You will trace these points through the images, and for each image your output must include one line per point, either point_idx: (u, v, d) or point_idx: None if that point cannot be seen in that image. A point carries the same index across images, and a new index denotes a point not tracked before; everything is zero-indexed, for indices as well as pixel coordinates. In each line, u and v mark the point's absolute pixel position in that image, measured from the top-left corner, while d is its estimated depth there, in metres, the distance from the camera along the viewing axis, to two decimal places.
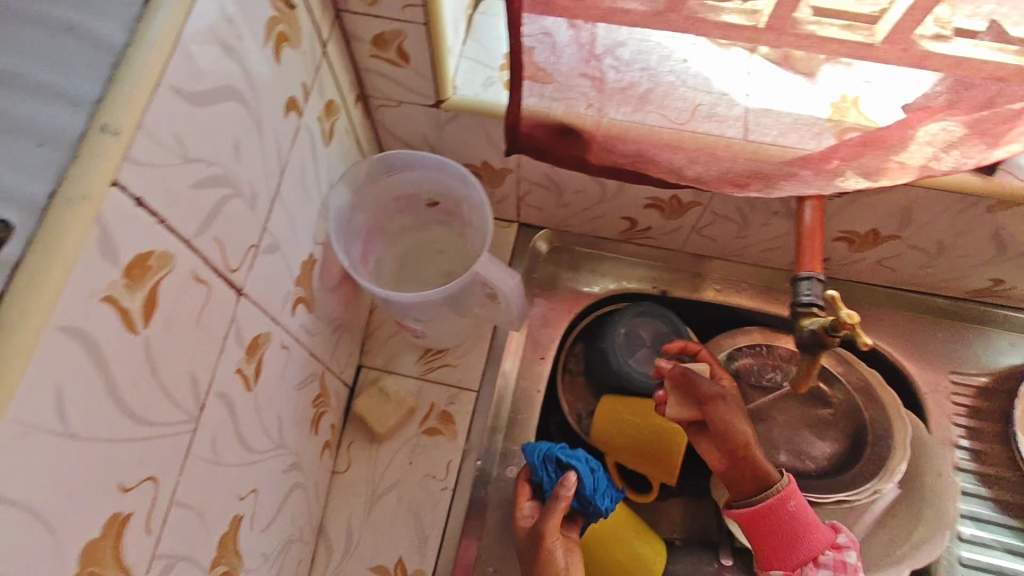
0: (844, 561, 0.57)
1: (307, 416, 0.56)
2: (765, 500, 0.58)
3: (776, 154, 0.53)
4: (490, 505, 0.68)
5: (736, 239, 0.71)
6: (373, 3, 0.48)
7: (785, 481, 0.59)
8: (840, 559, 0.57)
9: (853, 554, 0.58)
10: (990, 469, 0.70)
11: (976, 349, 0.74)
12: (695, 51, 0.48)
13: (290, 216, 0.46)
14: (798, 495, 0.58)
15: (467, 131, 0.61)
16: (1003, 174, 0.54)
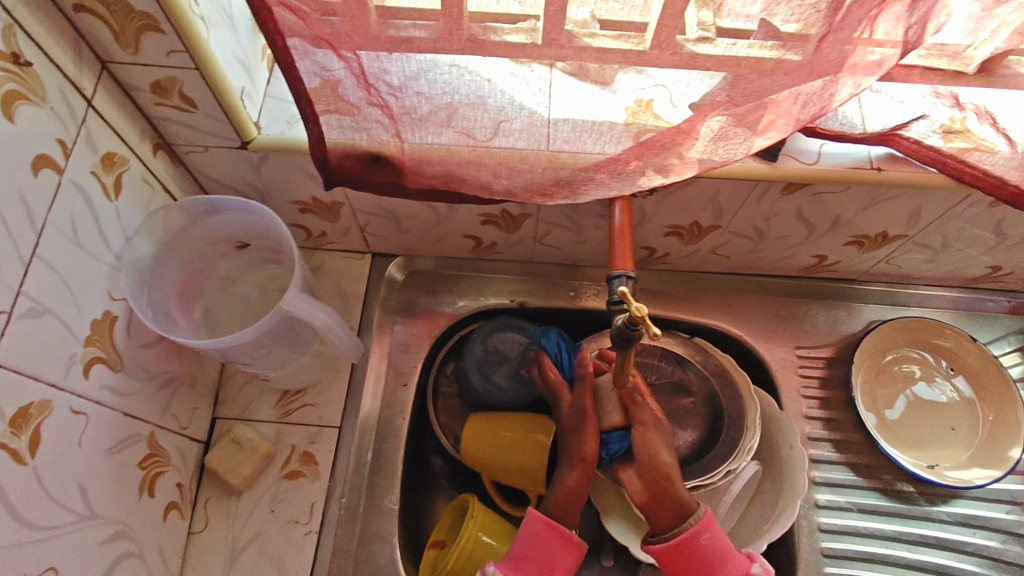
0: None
1: (130, 478, 0.54)
2: (683, 530, 0.57)
3: (568, 161, 0.54)
4: (359, 544, 0.65)
5: (578, 245, 0.73)
6: (136, 52, 0.47)
7: (700, 511, 0.58)
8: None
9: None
10: (842, 435, 0.73)
11: (820, 322, 0.77)
12: (460, 69, 0.49)
13: (63, 276, 0.46)
14: (714, 527, 0.57)
15: (281, 168, 0.60)
16: (787, 159, 0.58)
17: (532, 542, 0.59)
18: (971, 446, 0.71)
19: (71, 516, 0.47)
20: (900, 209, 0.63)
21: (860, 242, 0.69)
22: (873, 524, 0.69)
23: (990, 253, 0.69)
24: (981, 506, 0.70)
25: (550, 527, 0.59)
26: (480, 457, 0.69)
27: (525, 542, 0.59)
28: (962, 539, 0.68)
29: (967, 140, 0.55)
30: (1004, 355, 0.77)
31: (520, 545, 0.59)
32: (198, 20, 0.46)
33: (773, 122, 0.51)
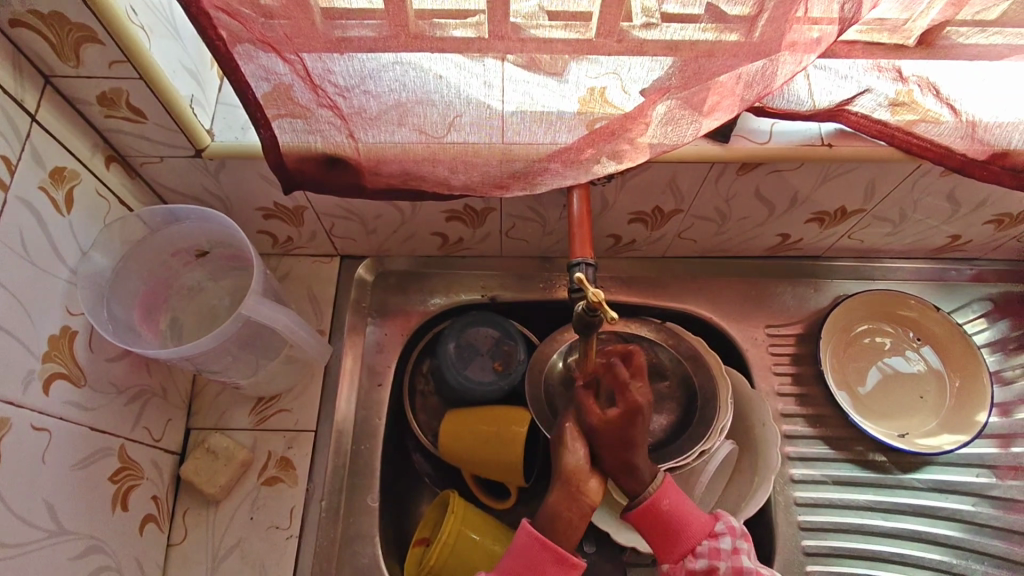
0: (719, 548, 0.55)
1: (100, 492, 0.53)
2: (644, 500, 0.56)
3: (521, 152, 0.55)
4: (341, 545, 0.65)
5: (545, 236, 0.73)
6: (78, 64, 0.47)
7: (659, 477, 0.57)
8: (715, 548, 0.55)
9: (729, 540, 0.56)
10: (813, 410, 0.74)
11: (788, 300, 0.78)
12: (404, 65, 0.50)
13: (17, 295, 0.46)
14: (672, 490, 0.56)
15: (240, 175, 0.60)
16: (739, 139, 0.59)
17: (521, 558, 0.54)
18: (939, 413, 0.72)
19: (41, 533, 0.47)
20: (855, 183, 0.63)
21: (820, 218, 0.70)
22: (848, 494, 0.70)
23: (947, 222, 0.70)
24: (952, 471, 0.71)
25: (541, 544, 0.54)
26: (456, 450, 0.69)
27: (515, 557, 0.54)
28: (936, 505, 0.70)
29: (913, 112, 0.56)
30: (969, 321, 0.78)
31: (510, 561, 0.55)
32: (137, 29, 0.46)
33: (718, 103, 0.52)
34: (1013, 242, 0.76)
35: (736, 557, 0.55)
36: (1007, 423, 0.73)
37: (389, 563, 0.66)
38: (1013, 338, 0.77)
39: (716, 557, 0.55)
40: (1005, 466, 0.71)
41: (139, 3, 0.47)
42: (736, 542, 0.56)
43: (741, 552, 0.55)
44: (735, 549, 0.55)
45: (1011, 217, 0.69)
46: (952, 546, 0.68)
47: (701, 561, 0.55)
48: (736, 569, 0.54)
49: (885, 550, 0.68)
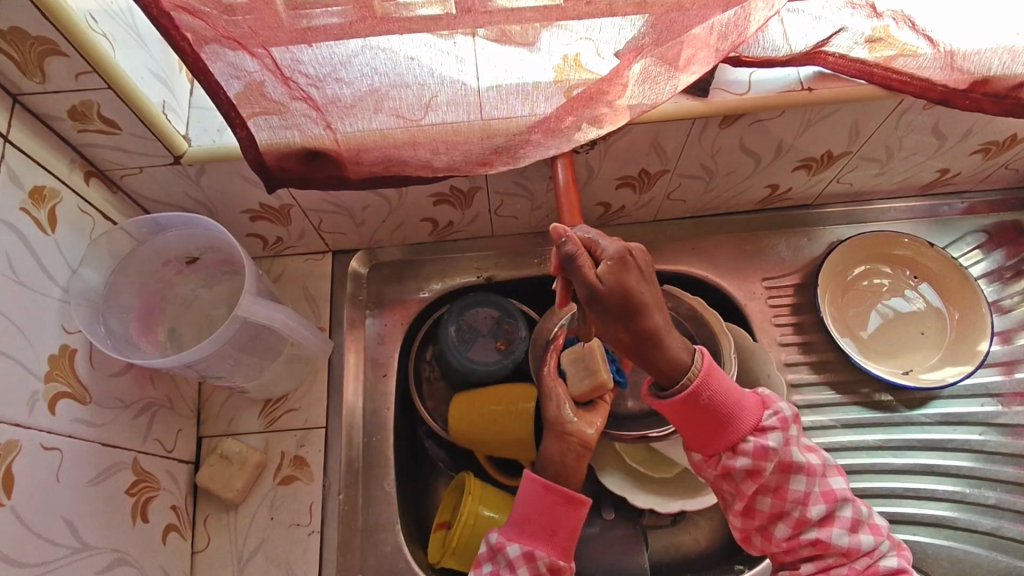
0: (766, 446, 0.54)
1: (117, 507, 0.54)
2: (683, 387, 0.54)
3: (500, 128, 0.54)
4: (362, 536, 0.66)
5: (534, 211, 0.73)
6: (45, 80, 0.47)
7: (698, 364, 0.55)
8: (762, 444, 0.54)
9: (777, 435, 0.55)
10: (817, 356, 0.74)
11: (783, 251, 0.78)
12: (373, 49, 0.49)
13: (15, 321, 0.46)
14: (714, 381, 0.55)
15: (222, 179, 0.59)
16: (717, 92, 0.59)
17: (532, 505, 0.59)
18: (940, 347, 0.73)
19: (64, 550, 0.48)
20: (838, 125, 0.63)
21: (807, 165, 0.70)
22: (859, 436, 0.71)
23: (934, 156, 0.70)
24: (958, 403, 0.72)
25: (547, 488, 0.59)
26: (468, 434, 0.69)
27: (526, 506, 0.59)
28: (945, 438, 0.70)
29: (891, 47, 0.55)
30: (965, 254, 0.78)
31: (521, 509, 0.59)
32: (99, 37, 0.46)
33: (693, 56, 0.52)
34: (1002, 171, 0.75)
35: (785, 453, 0.54)
36: (1009, 350, 0.74)
37: (412, 547, 0.67)
38: (1010, 267, 0.78)
39: (761, 454, 0.54)
40: (1011, 393, 0.72)
41: (98, 12, 0.47)
42: (785, 437, 0.55)
43: (789, 447, 0.54)
44: (784, 444, 0.54)
45: (997, 144, 0.69)
46: (964, 476, 0.69)
47: (745, 458, 0.54)
48: (783, 465, 0.54)
49: (899, 487, 0.69)
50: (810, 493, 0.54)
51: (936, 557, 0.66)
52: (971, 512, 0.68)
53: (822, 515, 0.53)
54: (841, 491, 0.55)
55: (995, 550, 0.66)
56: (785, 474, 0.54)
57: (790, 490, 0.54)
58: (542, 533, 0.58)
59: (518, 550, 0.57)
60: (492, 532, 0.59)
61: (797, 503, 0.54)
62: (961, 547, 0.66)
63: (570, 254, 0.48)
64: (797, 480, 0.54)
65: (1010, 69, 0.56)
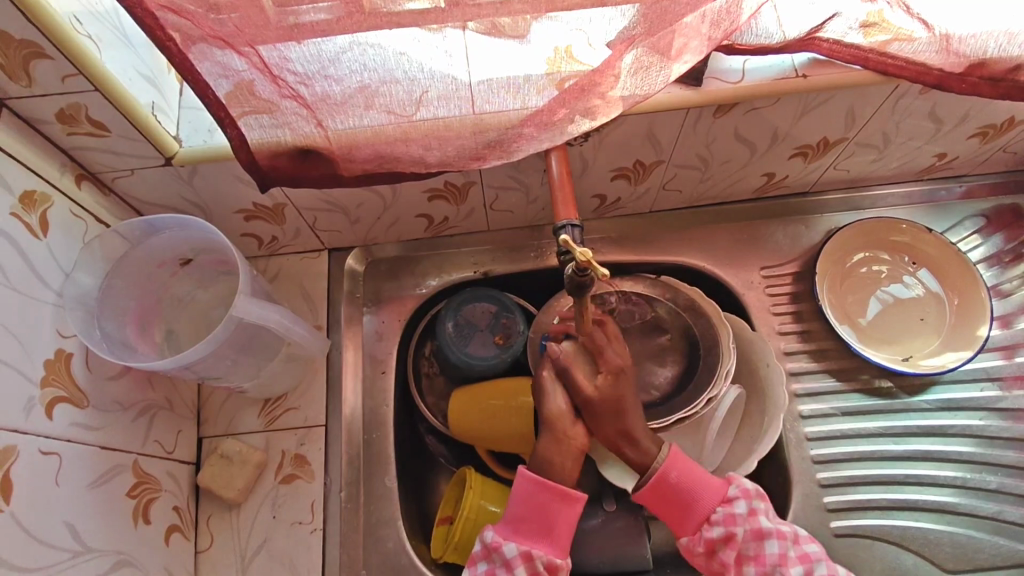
0: (734, 514, 0.58)
1: (118, 510, 0.54)
2: (651, 474, 0.59)
3: (493, 122, 0.54)
4: (364, 534, 0.66)
5: (530, 205, 0.73)
6: (31, 83, 0.46)
7: (663, 448, 0.60)
8: (729, 513, 0.58)
9: (744, 504, 0.58)
10: (816, 345, 0.74)
11: (780, 239, 0.78)
12: (363, 46, 0.49)
13: (8, 327, 0.46)
14: (679, 460, 0.59)
15: (215, 180, 0.59)
16: (711, 81, 0.58)
17: (526, 503, 0.59)
18: (940, 332, 0.72)
19: (65, 554, 0.48)
20: (834, 112, 0.62)
21: (804, 152, 0.69)
22: (859, 424, 0.71)
23: (931, 141, 0.70)
24: (959, 388, 0.72)
25: (540, 486, 0.59)
26: (467, 429, 0.70)
27: (520, 504, 0.59)
28: (946, 423, 0.70)
29: (885, 32, 0.55)
30: (963, 239, 0.78)
31: (516, 507, 0.59)
32: (84, 39, 0.45)
33: (685, 45, 0.51)
34: (1001, 154, 0.75)
35: (753, 519, 0.57)
36: (1009, 334, 0.74)
37: (414, 543, 0.67)
38: (1008, 251, 0.77)
39: (731, 523, 0.57)
40: (1011, 377, 0.72)
41: (83, 13, 0.47)
42: (752, 505, 0.58)
43: (757, 514, 0.58)
44: (750, 512, 0.58)
45: (995, 127, 0.68)
46: (965, 461, 0.69)
47: (718, 528, 0.57)
48: (754, 531, 0.57)
49: (900, 473, 0.69)
50: (786, 555, 0.56)
51: (939, 543, 0.66)
52: (972, 497, 0.68)
53: (802, 575, 0.55)
54: (816, 551, 0.57)
55: (998, 534, 0.66)
56: (759, 539, 0.57)
57: (766, 556, 0.56)
58: (538, 530, 0.58)
59: (514, 549, 0.57)
60: (487, 531, 0.59)
61: (776, 567, 0.56)
62: (964, 533, 0.66)
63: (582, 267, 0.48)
64: (771, 544, 0.56)
65: (1006, 51, 0.55)
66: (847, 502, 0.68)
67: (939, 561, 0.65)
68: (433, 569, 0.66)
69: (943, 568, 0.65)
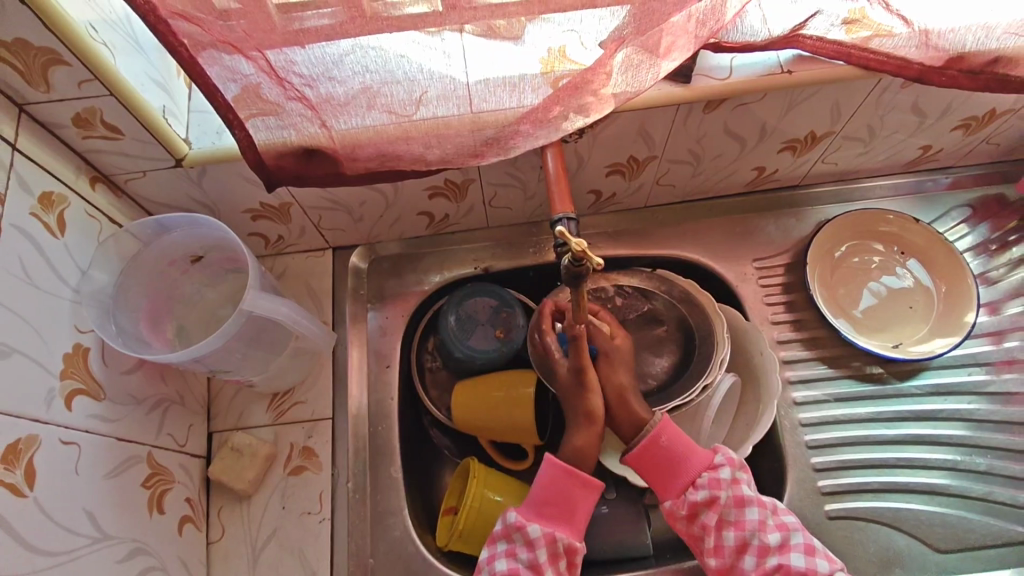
0: (718, 479, 0.60)
1: (134, 499, 0.56)
2: (642, 437, 0.63)
3: (490, 119, 0.56)
4: (371, 523, 0.68)
5: (528, 202, 0.75)
6: (49, 89, 0.49)
7: (654, 417, 0.64)
8: (714, 478, 0.60)
9: (728, 471, 0.61)
10: (809, 333, 0.76)
11: (772, 232, 0.80)
12: (364, 48, 0.51)
13: (31, 321, 0.49)
14: (669, 428, 0.63)
15: (223, 180, 0.61)
16: (700, 78, 0.61)
17: (551, 488, 0.62)
18: (929, 319, 0.74)
19: (85, 539, 0.50)
20: (820, 106, 0.65)
21: (792, 146, 0.71)
22: (851, 409, 0.73)
23: (915, 134, 0.72)
24: (948, 373, 0.74)
25: (567, 472, 0.62)
26: (469, 420, 0.71)
27: (544, 490, 0.62)
28: (936, 407, 0.72)
29: (867, 28, 0.57)
30: (951, 229, 0.80)
31: (540, 493, 0.62)
32: (100, 47, 0.47)
33: (673, 43, 0.53)
34: (985, 145, 0.77)
35: (735, 486, 0.60)
36: (996, 320, 0.76)
37: (420, 531, 0.69)
38: (995, 239, 0.79)
39: (715, 487, 0.60)
40: (999, 361, 0.74)
41: (99, 21, 0.49)
42: (736, 473, 0.61)
43: (740, 482, 0.60)
44: (735, 479, 0.60)
45: (977, 120, 0.70)
46: (955, 444, 0.71)
47: (702, 492, 0.60)
48: (736, 497, 0.59)
49: (891, 457, 0.71)
50: (765, 522, 0.58)
51: (931, 524, 0.68)
52: (963, 478, 0.69)
53: (779, 541, 0.57)
54: (794, 522, 0.59)
55: (989, 514, 0.68)
56: (741, 505, 0.59)
57: (747, 521, 0.58)
58: (561, 514, 0.61)
59: (538, 530, 0.60)
60: (510, 512, 0.61)
61: (755, 531, 0.58)
62: (955, 513, 0.68)
63: (575, 261, 0.50)
64: (752, 510, 0.59)
65: (984, 45, 0.57)
66: (840, 485, 0.69)
67: (930, 541, 0.67)
68: (439, 556, 0.68)
69: (936, 547, 0.67)
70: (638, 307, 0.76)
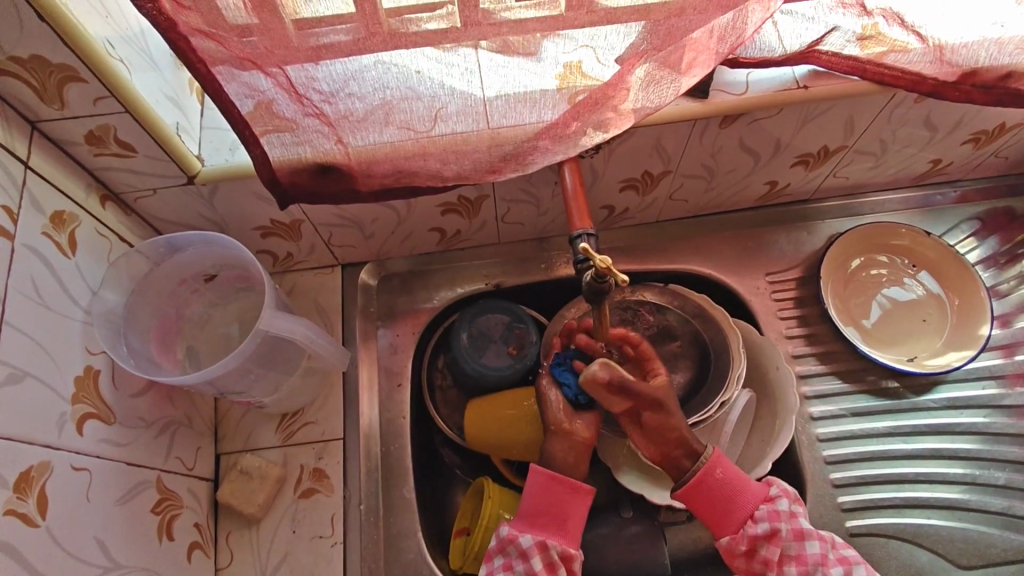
0: (777, 511, 0.59)
1: (144, 525, 0.54)
2: (696, 471, 0.61)
3: (509, 136, 0.55)
4: (384, 545, 0.66)
5: (540, 217, 0.75)
6: (63, 106, 0.48)
7: (710, 448, 0.62)
8: (773, 511, 0.59)
9: (785, 502, 0.60)
10: (823, 347, 0.75)
11: (784, 246, 0.80)
12: (385, 64, 0.50)
13: (43, 344, 0.47)
14: (724, 461, 0.61)
15: (235, 198, 0.60)
16: (716, 94, 0.61)
17: (540, 497, 0.61)
18: (943, 332, 0.74)
19: (96, 569, 0.48)
20: (835, 121, 0.65)
21: (805, 161, 0.71)
22: (868, 424, 0.72)
23: (926, 148, 0.72)
24: (963, 387, 0.73)
25: (554, 480, 0.61)
26: (484, 440, 0.70)
27: (534, 498, 0.62)
28: (952, 421, 0.72)
29: (882, 44, 0.57)
30: (960, 242, 0.80)
31: (531, 501, 0.62)
32: (117, 62, 0.47)
33: (695, 59, 0.53)
34: (993, 159, 0.77)
35: (794, 518, 0.59)
36: (1009, 333, 0.76)
37: (434, 555, 0.67)
38: (1004, 252, 0.80)
39: (776, 520, 0.58)
40: (1013, 374, 0.74)
41: (114, 37, 0.48)
42: (793, 505, 0.60)
43: (798, 514, 0.59)
44: (793, 511, 0.59)
45: (987, 133, 0.71)
46: (972, 458, 0.70)
47: (761, 524, 0.58)
48: (797, 530, 0.58)
49: (909, 472, 0.70)
50: (827, 555, 0.57)
51: (952, 540, 0.67)
52: (982, 493, 0.69)
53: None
54: (854, 555, 0.58)
55: (1009, 529, 0.67)
56: (801, 538, 0.58)
57: (808, 554, 0.57)
58: (553, 522, 0.61)
59: (532, 540, 0.59)
60: (503, 526, 0.61)
61: (817, 565, 0.57)
62: (975, 528, 0.67)
63: (599, 274, 0.49)
64: (813, 544, 0.57)
65: (997, 60, 0.58)
66: (860, 501, 0.69)
67: (952, 557, 0.66)
68: None
69: (957, 564, 0.66)
70: (651, 324, 0.75)
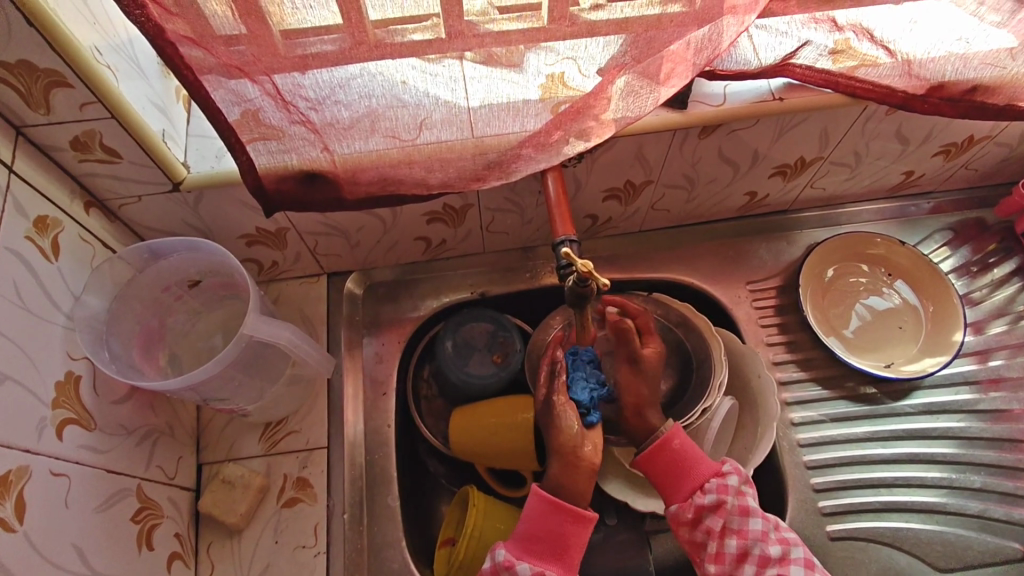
0: (725, 485, 0.59)
1: (122, 533, 0.53)
2: (657, 438, 0.62)
3: (493, 143, 0.56)
4: (368, 554, 0.65)
5: (525, 226, 0.76)
6: (49, 112, 0.48)
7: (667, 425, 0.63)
8: (721, 484, 0.59)
9: (734, 480, 0.60)
10: (803, 354, 0.77)
11: (764, 256, 0.81)
12: (371, 74, 0.51)
13: (22, 348, 0.47)
14: (683, 433, 0.62)
15: (219, 205, 0.60)
16: (695, 105, 0.62)
17: (539, 523, 0.59)
18: (919, 338, 0.76)
19: None
20: (810, 133, 0.67)
21: (782, 172, 0.73)
22: (848, 429, 0.73)
23: (898, 160, 0.74)
24: (939, 392, 0.75)
25: (555, 507, 0.59)
26: (469, 447, 0.70)
27: (532, 523, 0.59)
28: (929, 426, 0.73)
29: (853, 58, 0.59)
30: (933, 251, 0.82)
31: (530, 526, 0.59)
32: (104, 68, 0.47)
33: (672, 70, 0.55)
34: (964, 171, 0.80)
35: (741, 496, 0.59)
36: (982, 339, 0.78)
37: (419, 564, 0.67)
38: (976, 261, 0.82)
39: (722, 492, 0.59)
40: (986, 380, 0.75)
41: (102, 44, 0.49)
42: (742, 483, 0.60)
43: (746, 494, 0.59)
44: (741, 489, 0.59)
45: (956, 146, 0.73)
46: (949, 462, 0.72)
47: (709, 496, 0.59)
48: (742, 507, 0.58)
49: (888, 476, 0.71)
50: (767, 533, 0.57)
51: (930, 543, 0.68)
52: (959, 496, 0.70)
53: (781, 554, 0.56)
54: (795, 538, 0.58)
55: (986, 532, 0.68)
56: (744, 514, 0.58)
57: (750, 530, 0.57)
58: (551, 549, 0.58)
59: (528, 568, 0.56)
60: (498, 548, 0.58)
61: (756, 541, 0.57)
62: (953, 532, 0.68)
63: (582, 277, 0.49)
64: (755, 521, 0.57)
65: (963, 74, 0.60)
66: (841, 505, 0.69)
67: (932, 560, 0.67)
68: None
69: (935, 566, 0.67)
70: None
